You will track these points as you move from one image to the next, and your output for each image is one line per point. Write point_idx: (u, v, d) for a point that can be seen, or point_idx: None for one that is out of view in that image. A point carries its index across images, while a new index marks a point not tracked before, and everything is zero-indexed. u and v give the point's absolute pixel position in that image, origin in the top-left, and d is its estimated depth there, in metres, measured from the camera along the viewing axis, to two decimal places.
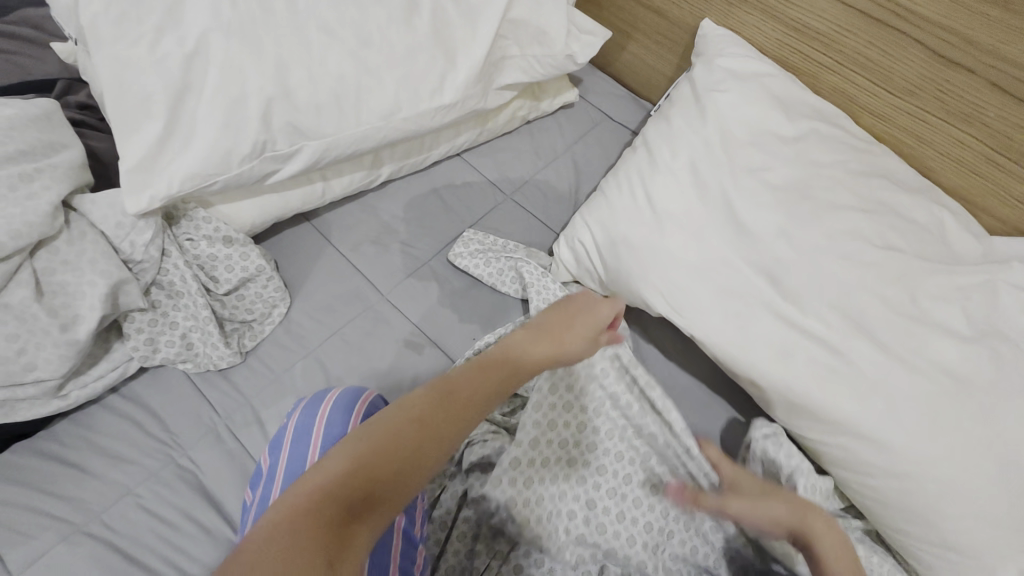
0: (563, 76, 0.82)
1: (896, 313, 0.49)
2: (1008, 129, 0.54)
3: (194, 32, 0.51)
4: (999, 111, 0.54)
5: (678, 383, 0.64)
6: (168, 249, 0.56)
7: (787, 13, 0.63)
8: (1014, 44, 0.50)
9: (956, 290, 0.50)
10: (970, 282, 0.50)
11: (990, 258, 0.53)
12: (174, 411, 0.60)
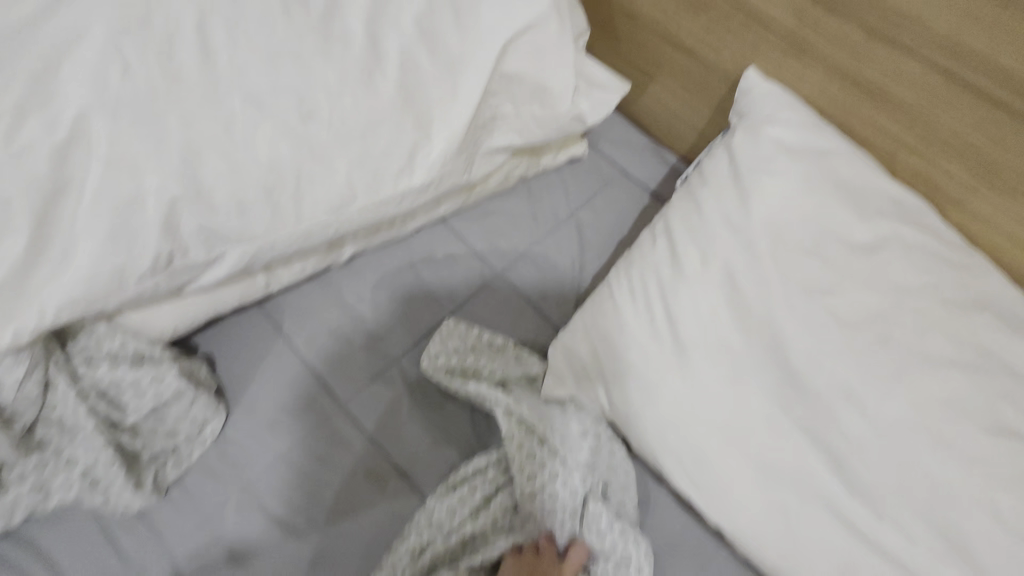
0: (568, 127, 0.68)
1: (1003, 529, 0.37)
2: None
3: (66, 112, 0.38)
4: None
5: (700, 541, 0.52)
6: (53, 379, 0.45)
7: (862, 76, 0.48)
8: None
9: None
10: None
11: None
12: (74, 563, 0.49)
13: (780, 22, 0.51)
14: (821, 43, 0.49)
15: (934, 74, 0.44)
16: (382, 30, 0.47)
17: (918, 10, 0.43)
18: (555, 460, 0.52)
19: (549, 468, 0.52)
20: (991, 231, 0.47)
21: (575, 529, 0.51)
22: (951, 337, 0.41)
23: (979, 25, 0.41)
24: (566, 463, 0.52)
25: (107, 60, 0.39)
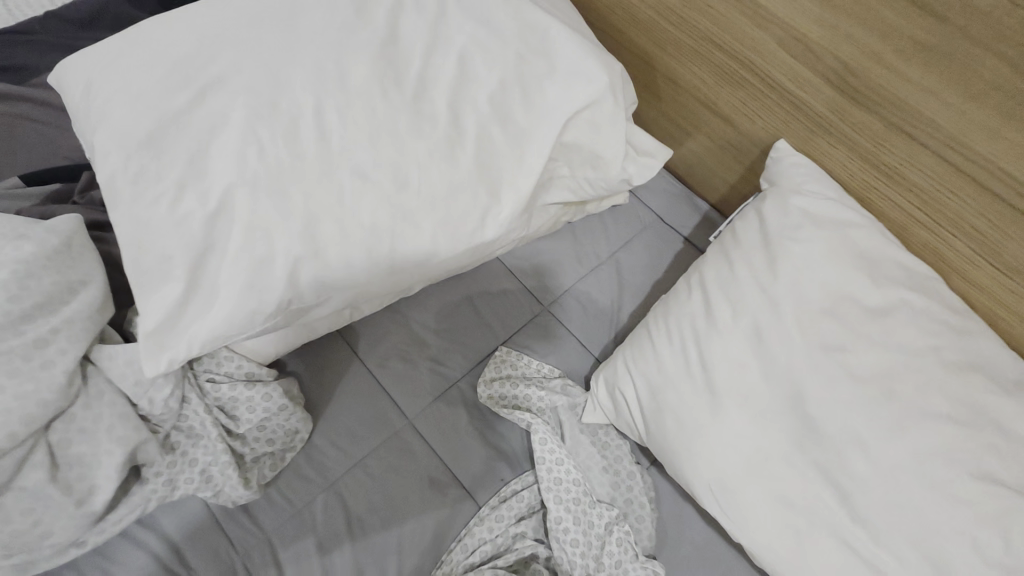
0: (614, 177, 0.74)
1: (981, 561, 0.44)
2: None
3: (216, 187, 0.47)
4: None
5: (721, 554, 0.60)
6: (188, 395, 0.55)
7: (881, 159, 0.55)
8: None
9: None
10: None
11: None
12: (191, 545, 0.59)
13: (812, 105, 0.58)
14: (846, 126, 0.56)
15: (946, 165, 0.50)
16: (462, 109, 0.56)
17: (935, 113, 0.49)
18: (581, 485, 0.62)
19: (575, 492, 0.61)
20: (993, 300, 0.53)
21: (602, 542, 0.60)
22: (950, 396, 0.48)
23: (984, 132, 0.47)
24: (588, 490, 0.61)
25: (247, 142, 0.48)
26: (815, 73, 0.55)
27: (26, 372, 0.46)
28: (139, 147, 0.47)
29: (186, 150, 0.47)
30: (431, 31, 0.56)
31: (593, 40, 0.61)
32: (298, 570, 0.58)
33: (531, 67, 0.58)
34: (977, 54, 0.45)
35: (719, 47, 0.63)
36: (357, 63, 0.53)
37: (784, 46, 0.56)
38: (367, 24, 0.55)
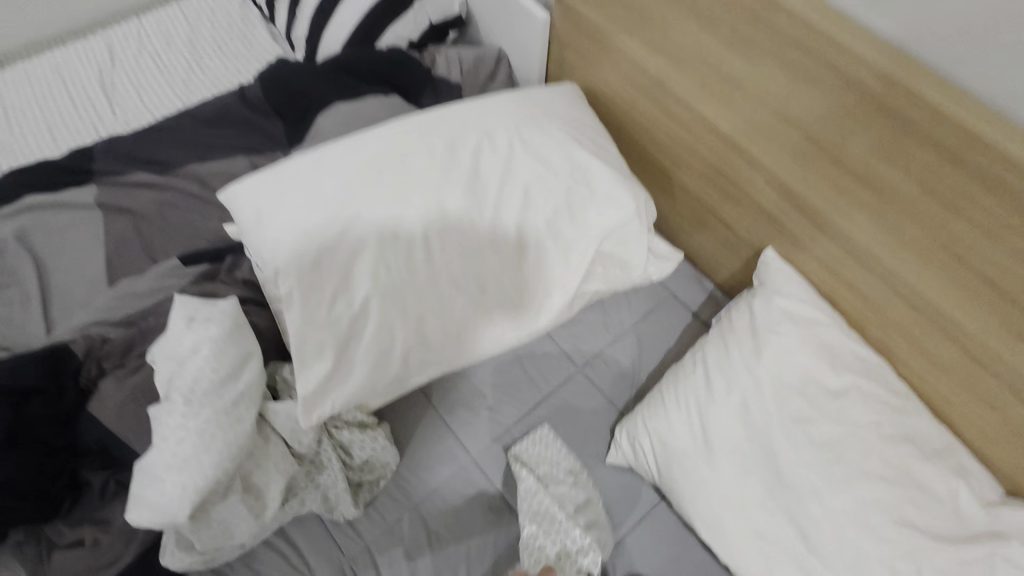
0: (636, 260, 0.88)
1: None
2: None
3: (359, 297, 0.67)
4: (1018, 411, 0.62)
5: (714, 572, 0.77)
6: (323, 439, 0.76)
7: (842, 275, 0.72)
8: None
9: (958, 564, 0.61)
10: (973, 558, 0.60)
11: (993, 526, 0.63)
12: (312, 549, 0.78)
13: (792, 229, 0.76)
14: (816, 249, 0.73)
15: (886, 287, 0.68)
16: (525, 230, 0.74)
17: (877, 251, 0.66)
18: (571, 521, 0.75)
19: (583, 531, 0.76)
20: (928, 385, 0.70)
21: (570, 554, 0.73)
22: (884, 461, 0.65)
23: (910, 270, 0.64)
24: (573, 525, 0.74)
25: (379, 264, 0.68)
26: (792, 209, 0.73)
27: (225, 425, 0.66)
28: (308, 266, 0.66)
29: (338, 270, 0.67)
30: (503, 169, 0.75)
31: (623, 171, 0.80)
32: (391, 570, 0.77)
33: (576, 196, 0.76)
34: (900, 219, 0.62)
35: (721, 175, 0.81)
36: (450, 198, 0.72)
37: (770, 186, 0.74)
38: (456, 165, 0.74)
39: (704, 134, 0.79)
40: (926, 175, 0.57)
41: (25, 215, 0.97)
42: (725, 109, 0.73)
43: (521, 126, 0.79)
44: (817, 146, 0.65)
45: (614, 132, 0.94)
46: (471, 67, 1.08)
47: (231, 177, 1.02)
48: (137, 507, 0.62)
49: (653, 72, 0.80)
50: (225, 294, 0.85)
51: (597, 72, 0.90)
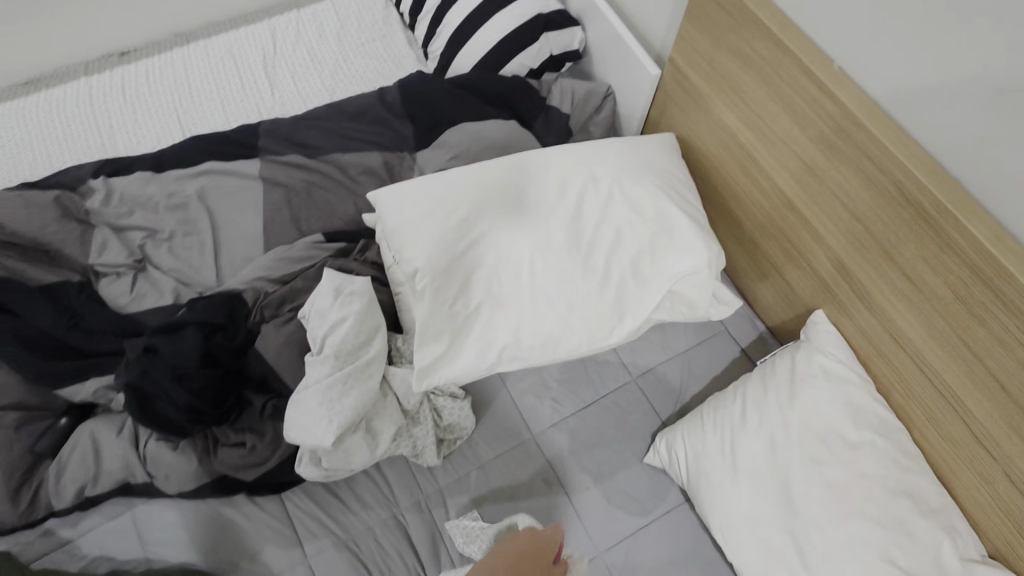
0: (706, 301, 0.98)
1: None
2: (1012, 506, 0.74)
3: (474, 300, 0.87)
4: (1007, 490, 0.74)
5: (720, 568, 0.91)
6: (425, 402, 0.96)
7: (874, 345, 0.85)
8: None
9: None
10: None
11: None
12: (399, 485, 0.97)
13: (843, 300, 0.88)
14: (860, 320, 0.86)
15: (913, 365, 0.81)
16: (613, 266, 0.90)
17: (905, 330, 0.80)
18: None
19: (611, 514, 0.94)
20: (936, 453, 0.82)
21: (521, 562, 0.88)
22: (881, 508, 0.78)
23: (936, 355, 0.77)
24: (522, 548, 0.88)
25: (494, 278, 0.88)
26: (845, 284, 0.87)
27: (361, 382, 0.87)
28: (439, 273, 0.86)
29: (462, 278, 0.87)
30: (604, 212, 0.92)
31: (702, 226, 0.93)
32: (457, 511, 0.95)
33: (660, 242, 0.91)
34: (926, 308, 0.76)
35: (786, 240, 0.95)
36: (556, 231, 0.90)
37: (830, 260, 0.88)
38: (565, 204, 0.92)
39: (780, 208, 0.93)
40: (951, 278, 0.72)
41: (203, 177, 1.19)
42: (800, 189, 0.88)
43: (623, 174, 0.95)
44: (870, 236, 0.80)
45: (699, 183, 1.08)
46: (580, 97, 1.21)
47: (363, 168, 1.19)
48: (295, 428, 0.86)
49: (747, 147, 0.94)
50: (357, 272, 1.04)
51: (694, 131, 1.05)
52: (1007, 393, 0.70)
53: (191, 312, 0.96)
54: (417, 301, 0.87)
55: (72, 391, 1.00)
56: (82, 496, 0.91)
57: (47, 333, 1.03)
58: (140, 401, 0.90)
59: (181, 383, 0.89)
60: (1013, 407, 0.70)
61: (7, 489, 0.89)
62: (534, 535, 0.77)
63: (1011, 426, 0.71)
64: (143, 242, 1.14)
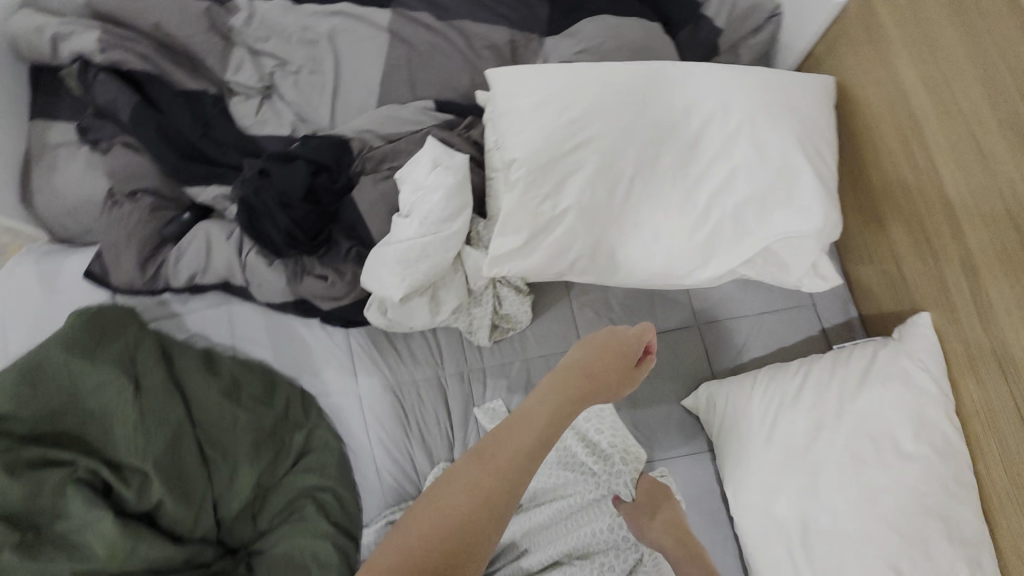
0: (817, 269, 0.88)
1: None
2: None
3: (563, 203, 0.85)
4: None
5: (721, 518, 0.94)
6: (491, 288, 1.00)
7: (974, 366, 0.78)
8: None
9: None
10: None
11: None
12: (449, 354, 1.05)
13: (956, 309, 0.80)
14: (969, 337, 0.78)
15: (1007, 397, 0.74)
16: (715, 207, 0.85)
17: (1019, 362, 0.72)
18: (575, 493, 0.90)
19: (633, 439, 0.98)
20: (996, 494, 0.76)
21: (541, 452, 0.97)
22: (905, 522, 0.76)
23: None
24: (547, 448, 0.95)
25: (587, 184, 0.85)
26: (963, 291, 0.79)
27: (439, 253, 0.91)
28: (535, 168, 0.85)
29: (556, 178, 0.85)
30: (724, 147, 0.85)
31: (829, 190, 0.85)
32: (494, 392, 1.03)
33: (775, 194, 0.84)
34: None
35: (919, 229, 0.85)
36: (665, 155, 0.85)
37: (959, 261, 0.79)
38: (684, 129, 0.85)
39: (927, 191, 0.82)
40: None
41: (336, 16, 1.20)
42: (959, 174, 0.77)
43: (760, 111, 0.85)
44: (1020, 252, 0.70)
45: (843, 141, 0.96)
46: (739, 16, 1.08)
47: (488, 43, 1.14)
48: (371, 276, 0.92)
49: (914, 112, 0.82)
50: (457, 147, 1.05)
51: (860, 82, 0.91)
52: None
53: (305, 147, 1.02)
54: (505, 190, 0.87)
55: (197, 192, 1.13)
56: (193, 282, 1.09)
57: (183, 136, 1.14)
58: (248, 215, 1.00)
59: (285, 209, 0.98)
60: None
61: (138, 260, 1.07)
62: (608, 333, 0.79)
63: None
64: (273, 70, 1.20)
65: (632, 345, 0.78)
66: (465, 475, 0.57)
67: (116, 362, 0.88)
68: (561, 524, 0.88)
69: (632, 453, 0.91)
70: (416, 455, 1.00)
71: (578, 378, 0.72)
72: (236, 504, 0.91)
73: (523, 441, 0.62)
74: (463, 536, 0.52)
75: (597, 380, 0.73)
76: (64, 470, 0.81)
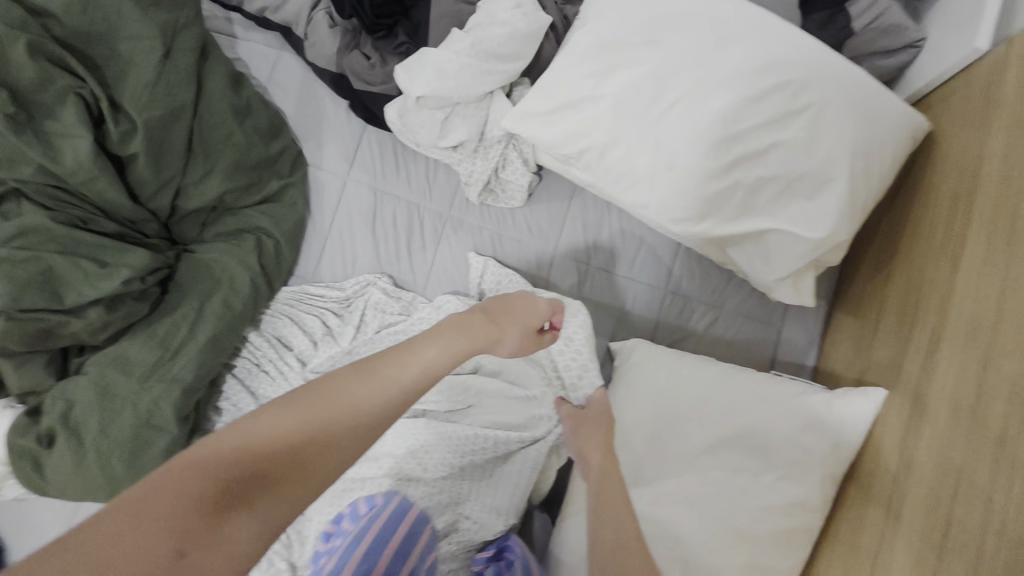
0: (797, 284, 0.86)
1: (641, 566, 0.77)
2: None
3: (603, 92, 0.85)
4: None
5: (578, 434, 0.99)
6: (506, 144, 1.00)
7: (883, 437, 0.77)
8: None
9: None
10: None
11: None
12: (437, 192, 1.07)
13: (900, 380, 0.78)
14: (894, 406, 0.77)
15: (892, 470, 0.73)
16: (739, 168, 0.82)
17: (919, 441, 0.70)
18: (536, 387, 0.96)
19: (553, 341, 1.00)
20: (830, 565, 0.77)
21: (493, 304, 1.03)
22: (725, 523, 0.77)
23: (917, 472, 0.69)
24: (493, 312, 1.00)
25: (634, 84, 0.83)
26: (917, 366, 0.76)
27: (471, 82, 0.92)
28: (601, 51, 0.85)
29: (609, 65, 0.85)
30: (781, 119, 0.81)
31: (854, 212, 0.82)
32: (458, 245, 1.06)
33: (797, 189, 0.82)
34: (962, 440, 0.63)
35: (914, 297, 0.82)
36: (722, 93, 0.81)
37: (930, 338, 0.76)
38: (758, 80, 0.81)
39: (945, 261, 0.78)
40: (1018, 417, 0.57)
41: None
42: (982, 250, 0.72)
43: (834, 104, 0.81)
44: (989, 335, 0.65)
45: (905, 194, 0.92)
46: (874, 31, 0.99)
47: None
48: (404, 72, 0.92)
49: (980, 178, 0.76)
50: (547, 9, 1.01)
51: (954, 138, 0.85)
52: (937, 562, 0.61)
53: None
54: (563, 58, 0.87)
55: None
56: (261, 14, 1.10)
57: None
58: None
59: None
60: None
61: None
62: (525, 303, 0.83)
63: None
64: None
65: (538, 313, 0.83)
66: (348, 378, 0.61)
67: (161, 24, 0.92)
68: (502, 406, 0.96)
69: (587, 376, 0.94)
70: (366, 259, 1.06)
71: (485, 326, 0.77)
72: (195, 203, 0.97)
73: (408, 368, 0.66)
74: (327, 432, 0.57)
75: (503, 331, 0.79)
76: (75, 81, 0.87)
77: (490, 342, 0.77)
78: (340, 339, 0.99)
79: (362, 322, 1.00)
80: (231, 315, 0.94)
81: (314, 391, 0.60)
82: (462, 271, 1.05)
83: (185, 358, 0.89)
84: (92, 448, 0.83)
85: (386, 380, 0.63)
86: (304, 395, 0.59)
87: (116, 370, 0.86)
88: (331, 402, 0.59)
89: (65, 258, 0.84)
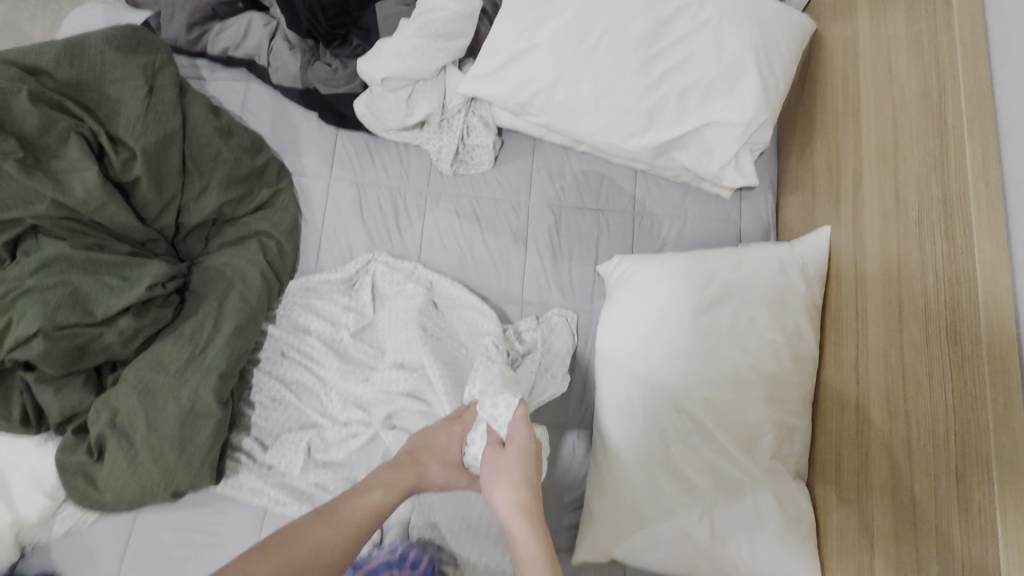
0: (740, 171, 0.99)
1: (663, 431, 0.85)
2: (841, 425, 0.80)
3: (536, 41, 0.99)
4: (845, 410, 0.80)
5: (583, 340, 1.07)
6: (466, 112, 1.14)
7: (841, 267, 0.88)
8: (872, 383, 0.75)
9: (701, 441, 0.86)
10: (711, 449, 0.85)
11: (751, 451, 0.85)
12: (412, 172, 1.16)
13: (843, 218, 0.90)
14: (842, 240, 0.89)
15: (852, 286, 0.84)
16: (664, 81, 0.97)
17: (866, 252, 0.82)
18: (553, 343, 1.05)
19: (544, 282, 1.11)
20: (828, 389, 0.86)
21: (486, 259, 1.12)
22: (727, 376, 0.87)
23: (873, 275, 0.79)
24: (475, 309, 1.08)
25: (562, 31, 0.98)
26: (852, 200, 0.88)
27: (426, 60, 1.08)
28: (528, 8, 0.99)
29: (537, 18, 0.99)
30: (689, 33, 0.96)
31: (769, 95, 0.96)
32: (441, 212, 1.14)
33: (717, 87, 0.96)
34: (895, 235, 0.76)
35: (835, 154, 0.96)
36: (637, 22, 0.96)
37: (857, 175, 0.88)
38: (664, 7, 0.96)
39: (849, 115, 0.92)
40: (927, 196, 0.71)
41: None
42: (874, 92, 0.86)
43: (730, 12, 0.96)
44: (894, 152, 0.79)
45: (809, 78, 1.07)
46: None
47: None
48: (366, 65, 1.08)
49: (857, 42, 0.92)
50: None
51: (834, 22, 1.01)
52: (901, 332, 0.71)
53: None
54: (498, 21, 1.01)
55: None
56: (226, 54, 1.21)
57: None
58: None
59: None
60: (897, 358, 0.71)
61: (186, 23, 1.20)
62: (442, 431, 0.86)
63: (904, 375, 0.69)
64: None
65: (455, 444, 0.86)
66: (309, 530, 0.68)
67: (142, 64, 1.03)
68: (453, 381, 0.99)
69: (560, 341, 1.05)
70: (359, 242, 1.14)
71: (411, 465, 0.81)
72: (195, 219, 1.06)
73: (356, 514, 0.72)
74: None
75: (428, 469, 0.82)
76: (73, 122, 0.97)
77: (418, 478, 0.81)
78: (354, 314, 1.08)
79: (371, 295, 1.09)
80: (249, 307, 1.01)
81: (279, 542, 0.65)
82: (451, 235, 1.14)
83: (215, 350, 0.96)
84: (143, 446, 0.89)
85: (341, 524, 0.70)
86: (277, 547, 0.65)
87: (151, 371, 0.93)
88: (296, 550, 0.65)
89: (90, 278, 0.92)
